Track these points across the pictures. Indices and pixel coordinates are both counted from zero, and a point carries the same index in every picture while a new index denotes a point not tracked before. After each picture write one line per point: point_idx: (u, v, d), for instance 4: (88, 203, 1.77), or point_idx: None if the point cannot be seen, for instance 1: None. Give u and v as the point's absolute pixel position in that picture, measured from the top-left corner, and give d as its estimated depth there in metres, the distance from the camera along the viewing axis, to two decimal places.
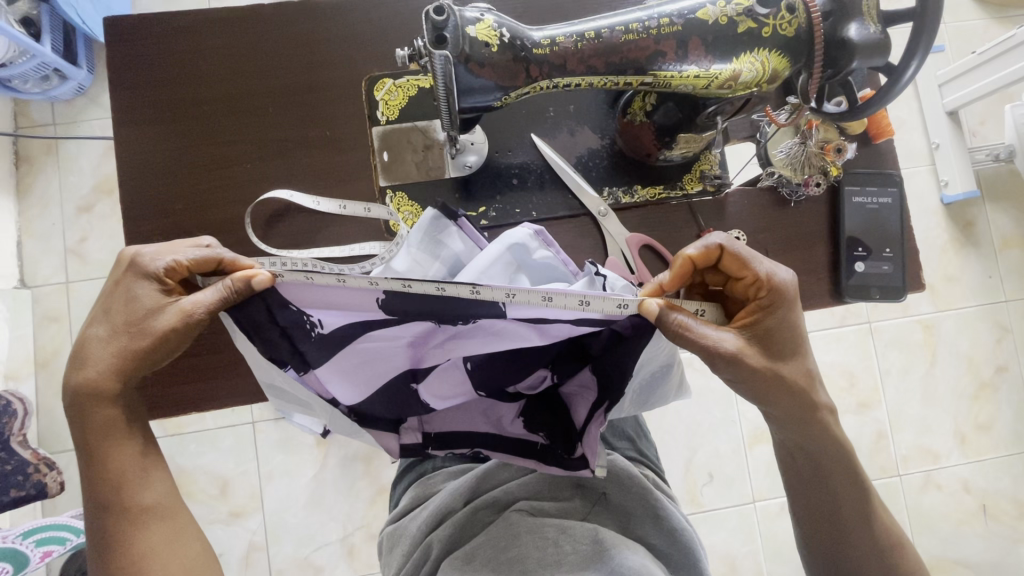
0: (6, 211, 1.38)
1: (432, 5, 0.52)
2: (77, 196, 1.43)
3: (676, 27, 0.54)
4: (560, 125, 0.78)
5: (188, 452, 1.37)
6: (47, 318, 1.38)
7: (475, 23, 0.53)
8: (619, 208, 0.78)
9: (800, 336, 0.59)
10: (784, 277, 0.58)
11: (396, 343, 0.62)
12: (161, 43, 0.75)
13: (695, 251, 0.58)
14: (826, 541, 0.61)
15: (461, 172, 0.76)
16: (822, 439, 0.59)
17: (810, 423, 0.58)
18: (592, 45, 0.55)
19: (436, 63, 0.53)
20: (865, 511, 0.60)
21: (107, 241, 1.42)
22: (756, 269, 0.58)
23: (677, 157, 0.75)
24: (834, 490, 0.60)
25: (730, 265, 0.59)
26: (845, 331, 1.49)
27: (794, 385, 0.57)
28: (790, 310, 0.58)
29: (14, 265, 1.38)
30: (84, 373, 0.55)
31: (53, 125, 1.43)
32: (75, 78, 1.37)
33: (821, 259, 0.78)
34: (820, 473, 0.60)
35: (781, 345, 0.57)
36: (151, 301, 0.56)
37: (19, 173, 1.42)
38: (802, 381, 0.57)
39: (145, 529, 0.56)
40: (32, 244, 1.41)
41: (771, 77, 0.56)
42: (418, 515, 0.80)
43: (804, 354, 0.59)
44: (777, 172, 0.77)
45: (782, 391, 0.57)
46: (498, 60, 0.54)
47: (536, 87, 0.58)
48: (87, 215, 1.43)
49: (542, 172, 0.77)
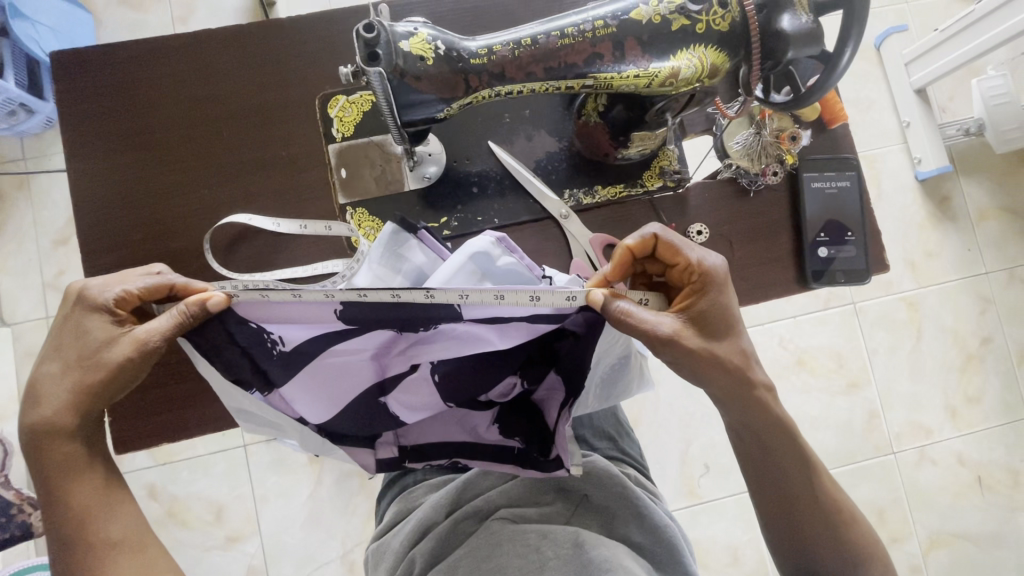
0: None
1: (361, 22, 0.51)
2: (52, 230, 1.43)
3: (610, 29, 0.54)
4: (516, 131, 0.78)
5: (179, 480, 1.36)
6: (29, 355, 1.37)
7: (408, 38, 0.53)
8: (581, 210, 0.78)
9: (735, 316, 0.59)
10: (715, 261, 0.58)
11: (364, 355, 0.63)
12: (110, 76, 0.75)
13: (632, 241, 0.58)
14: (780, 521, 0.61)
15: (420, 183, 0.76)
16: (777, 427, 0.59)
17: (753, 408, 0.58)
18: (529, 52, 0.55)
19: (372, 81, 0.52)
20: (821, 497, 0.60)
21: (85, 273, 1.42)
22: (688, 256, 0.58)
23: (634, 155, 0.75)
24: (786, 475, 0.60)
25: (665, 254, 0.59)
26: (829, 313, 1.50)
27: (735, 370, 0.57)
28: (724, 291, 0.58)
29: None
30: (39, 412, 0.54)
31: (23, 160, 1.43)
32: (42, 111, 1.37)
33: (785, 247, 0.79)
34: (769, 454, 0.60)
35: (717, 326, 0.57)
36: (102, 334, 0.55)
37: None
38: (738, 360, 0.57)
39: (114, 563, 0.55)
40: (8, 281, 1.40)
41: (711, 71, 0.56)
42: (401, 529, 0.80)
43: (740, 334, 0.59)
44: (735, 164, 0.77)
45: (720, 370, 0.57)
46: (435, 72, 0.54)
47: (478, 97, 0.57)
48: (63, 248, 1.42)
49: (501, 178, 0.77)
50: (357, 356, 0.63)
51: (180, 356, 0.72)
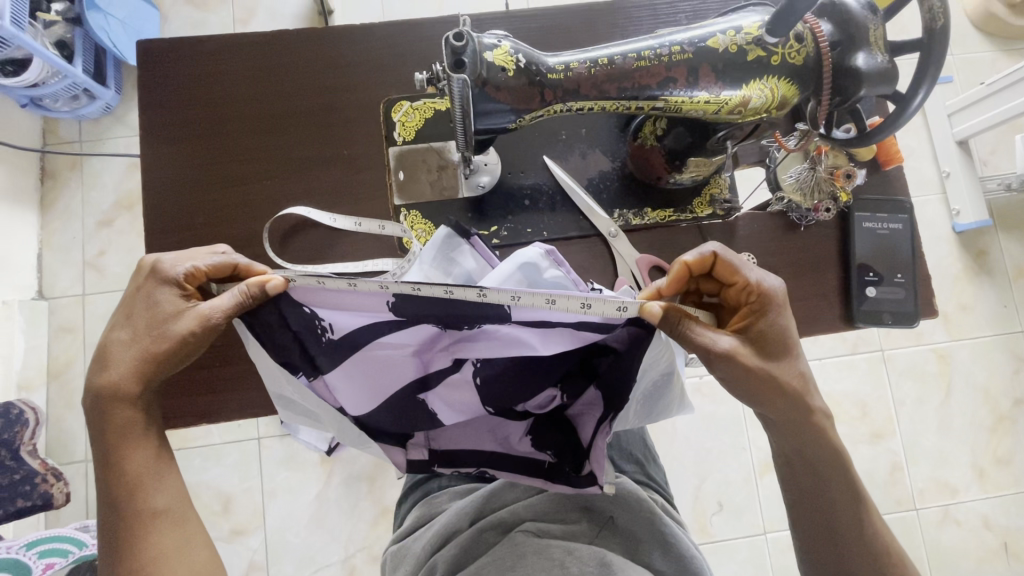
0: (30, 224, 1.47)
1: (451, 31, 0.53)
2: (98, 211, 1.52)
3: (686, 55, 0.56)
4: (572, 148, 0.79)
5: (192, 467, 1.37)
6: (62, 329, 1.46)
7: (492, 49, 0.55)
8: (629, 230, 0.79)
9: (793, 339, 0.59)
10: (773, 283, 0.59)
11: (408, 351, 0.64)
12: (183, 67, 0.79)
13: (690, 257, 0.60)
14: (822, 553, 0.60)
15: (474, 192, 0.77)
16: (817, 458, 0.59)
17: (807, 432, 0.58)
18: (605, 71, 0.57)
19: (454, 86, 0.54)
20: (870, 536, 0.59)
21: (125, 255, 1.51)
22: (747, 276, 0.59)
23: (686, 180, 0.76)
24: (836, 508, 0.59)
25: (723, 273, 0.60)
26: (857, 359, 1.48)
27: (793, 392, 0.57)
28: (782, 312, 0.58)
29: (35, 276, 1.46)
30: (105, 375, 0.56)
31: (79, 142, 1.52)
32: (103, 98, 1.45)
33: (832, 283, 0.78)
34: (818, 483, 0.59)
35: (775, 348, 0.58)
36: (173, 306, 0.58)
37: (43, 189, 1.51)
38: (796, 383, 0.57)
39: (156, 533, 0.56)
40: (52, 256, 1.49)
41: (780, 103, 0.57)
42: (422, 534, 0.79)
43: (798, 357, 0.59)
44: (786, 198, 0.77)
45: (777, 392, 0.57)
46: (514, 84, 0.56)
47: (550, 110, 0.59)
48: (106, 229, 1.51)
49: (553, 193, 0.78)
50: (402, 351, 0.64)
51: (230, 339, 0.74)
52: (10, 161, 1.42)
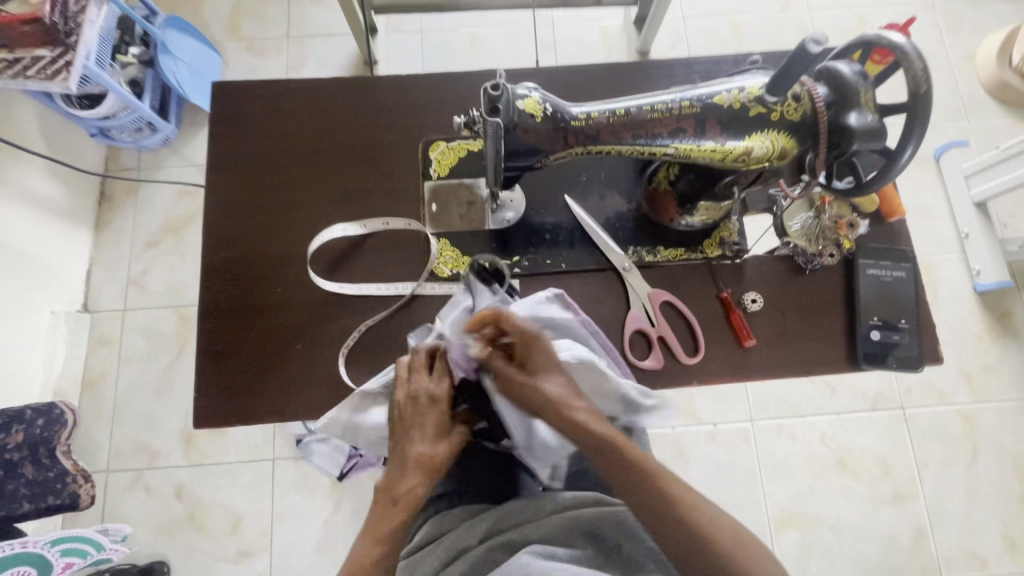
0: (83, 243, 1.62)
1: (489, 82, 0.60)
2: (146, 233, 1.66)
3: (695, 109, 0.62)
4: (591, 189, 0.86)
5: (207, 484, 1.52)
6: (101, 342, 1.59)
7: (523, 99, 0.62)
8: (643, 266, 0.84)
9: (550, 364, 0.70)
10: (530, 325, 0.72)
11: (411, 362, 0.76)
12: (250, 106, 0.89)
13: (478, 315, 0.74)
14: (685, 555, 0.58)
15: (499, 225, 0.84)
16: (645, 463, 0.62)
17: (576, 437, 0.66)
18: (622, 120, 0.63)
19: (489, 129, 0.60)
20: (716, 524, 0.58)
21: (166, 276, 1.64)
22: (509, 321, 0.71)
23: (697, 222, 0.82)
24: (667, 501, 0.60)
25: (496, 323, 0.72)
26: (875, 415, 1.47)
27: (554, 403, 0.67)
28: (542, 345, 0.71)
29: (82, 292, 1.61)
30: (422, 438, 0.68)
31: (137, 169, 1.68)
32: (163, 131, 1.60)
33: (838, 326, 0.81)
34: (635, 485, 0.61)
35: (535, 369, 0.69)
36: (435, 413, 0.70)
37: (100, 211, 1.67)
38: (557, 395, 0.68)
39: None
40: (100, 273, 1.63)
41: (780, 153, 0.63)
42: (432, 550, 0.82)
43: (556, 375, 0.70)
44: (793, 242, 0.83)
45: (539, 401, 0.68)
46: (540, 128, 0.63)
47: (572, 152, 0.66)
48: (151, 250, 1.65)
49: (572, 230, 0.85)
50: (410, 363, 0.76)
51: (286, 355, 0.80)
52: (75, 186, 1.59)
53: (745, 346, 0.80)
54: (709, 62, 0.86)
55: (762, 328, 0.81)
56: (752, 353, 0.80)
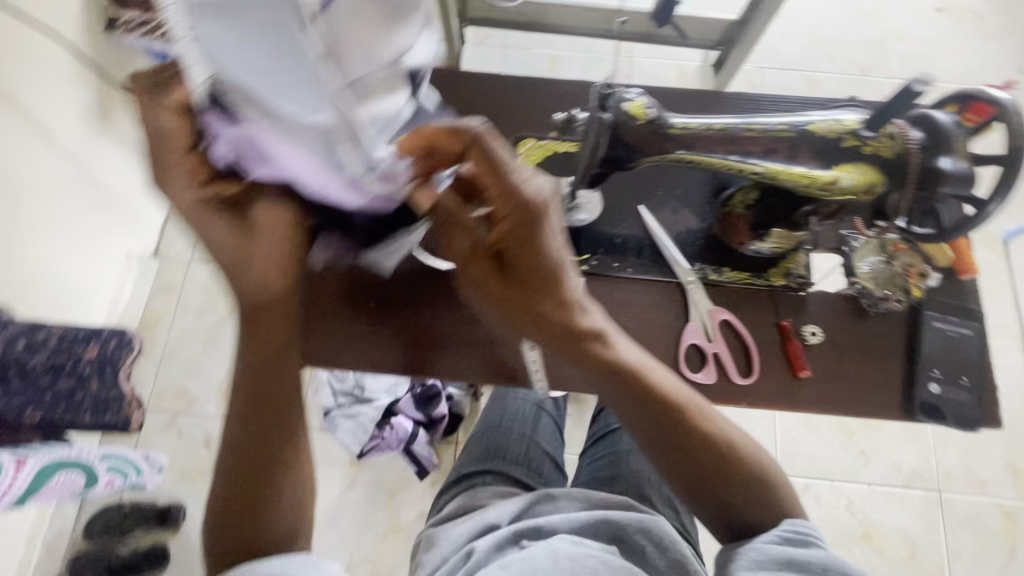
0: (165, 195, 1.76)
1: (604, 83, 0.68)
2: None
3: (791, 133, 0.67)
4: (666, 204, 0.90)
5: None
6: (162, 288, 1.71)
7: (629, 101, 0.67)
8: (708, 283, 0.86)
9: (551, 253, 0.62)
10: (535, 187, 0.59)
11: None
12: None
13: (438, 129, 0.58)
14: (705, 486, 0.66)
15: (572, 225, 0.88)
16: (662, 387, 0.67)
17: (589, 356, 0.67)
18: (718, 134, 0.67)
19: (594, 122, 0.66)
20: (737, 458, 0.67)
21: None
22: (503, 178, 0.58)
23: (766, 250, 0.85)
24: (694, 435, 0.66)
25: (478, 164, 0.59)
26: (910, 493, 1.42)
27: (559, 311, 0.65)
28: (535, 214, 0.59)
29: (155, 241, 1.74)
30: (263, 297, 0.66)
31: None
32: None
33: (895, 373, 0.82)
34: (659, 415, 0.66)
35: (529, 265, 0.63)
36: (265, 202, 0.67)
37: None
38: (563, 305, 0.65)
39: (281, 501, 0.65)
40: (174, 225, 1.77)
41: (867, 188, 0.66)
42: (462, 522, 0.84)
43: (562, 276, 0.64)
44: (860, 283, 0.83)
45: (540, 309, 0.65)
46: (641, 129, 0.67)
47: (664, 158, 0.70)
48: None
49: (640, 239, 0.88)
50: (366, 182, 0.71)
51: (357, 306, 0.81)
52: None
53: (799, 377, 0.81)
54: (794, 101, 0.90)
55: (819, 362, 0.82)
56: (804, 385, 0.81)
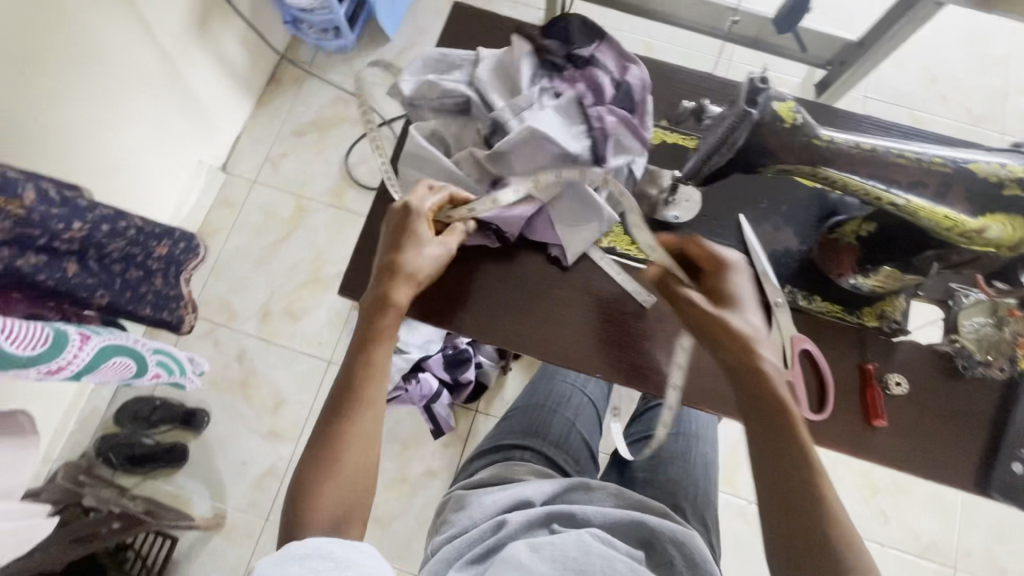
0: (244, 111, 1.77)
1: (757, 76, 0.66)
2: (296, 122, 1.80)
3: (945, 168, 0.66)
4: (767, 218, 0.86)
5: (265, 360, 1.62)
6: (224, 201, 1.73)
7: (779, 102, 0.65)
8: (795, 308, 0.82)
9: (738, 298, 0.70)
10: (728, 255, 0.73)
11: (477, 117, 0.85)
12: (464, 38, 0.98)
13: (664, 237, 0.78)
14: (798, 554, 0.58)
15: (665, 219, 0.85)
16: (801, 437, 0.63)
17: (746, 384, 0.66)
18: (866, 154, 0.67)
19: (741, 117, 0.65)
20: (853, 551, 0.57)
21: (299, 165, 1.77)
22: (709, 252, 0.73)
23: (865, 287, 0.80)
24: (802, 492, 0.60)
25: (694, 251, 0.74)
26: (922, 564, 1.39)
27: (737, 337, 0.67)
28: (722, 273, 0.72)
29: (226, 154, 1.76)
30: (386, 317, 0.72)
31: (311, 64, 1.85)
32: (344, 39, 1.74)
33: (975, 443, 0.77)
34: (778, 459, 0.62)
35: (722, 302, 0.70)
36: (428, 237, 0.75)
37: (267, 89, 1.83)
38: (744, 335, 0.67)
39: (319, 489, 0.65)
40: (246, 143, 1.78)
41: (1015, 242, 0.65)
42: (495, 491, 0.84)
43: (745, 314, 0.69)
44: (960, 343, 0.79)
45: (727, 335, 0.67)
46: (788, 133, 0.66)
47: (799, 169, 0.69)
48: (296, 138, 1.79)
49: (733, 249, 0.85)
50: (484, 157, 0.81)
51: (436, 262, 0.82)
52: (256, 62, 1.75)
53: (872, 425, 0.77)
54: (883, 125, 0.91)
55: (896, 413, 0.78)
56: (875, 435, 0.77)
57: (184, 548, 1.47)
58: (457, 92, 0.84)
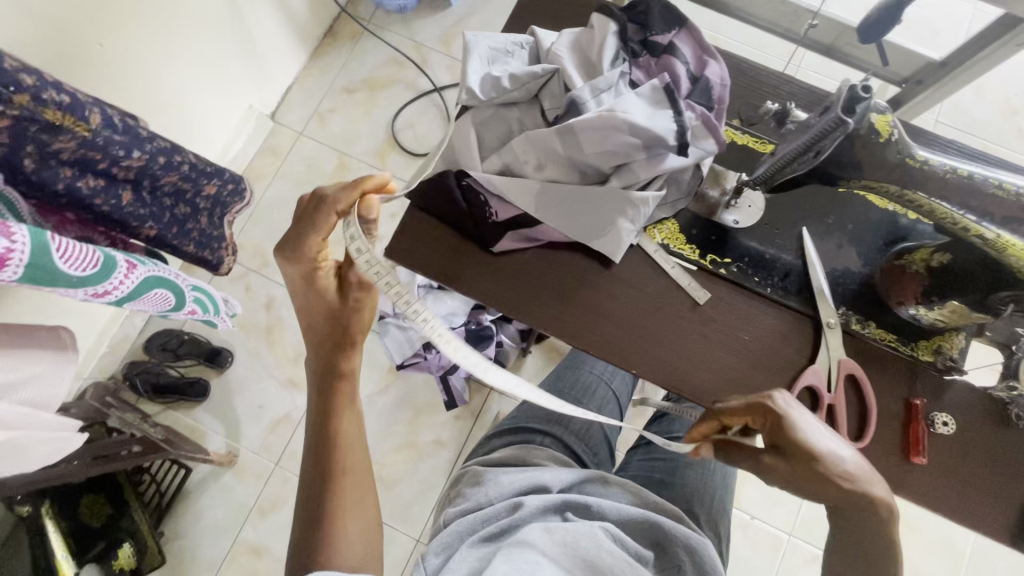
0: (298, 61, 1.77)
1: (859, 84, 0.62)
2: (348, 78, 1.80)
3: None
4: (831, 234, 0.82)
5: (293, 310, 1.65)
6: (270, 149, 1.74)
7: (878, 114, 0.64)
8: (847, 332, 0.79)
9: (808, 444, 0.67)
10: (776, 401, 0.69)
11: (546, 99, 0.82)
12: (537, 10, 0.95)
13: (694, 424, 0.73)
14: None
15: (725, 222, 0.83)
16: (891, 534, 0.67)
17: (848, 510, 0.68)
18: (959, 180, 0.66)
19: (831, 123, 0.62)
20: None
21: (347, 122, 1.77)
22: (749, 406, 0.70)
23: (925, 319, 0.77)
24: None
25: (734, 416, 0.71)
26: None
27: (830, 483, 0.67)
28: (784, 425, 0.68)
29: (276, 102, 1.76)
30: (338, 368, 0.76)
31: (369, 21, 1.83)
32: None
33: (1017, 495, 0.74)
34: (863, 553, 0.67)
35: (792, 451, 0.68)
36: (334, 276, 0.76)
37: (323, 42, 1.82)
38: (845, 479, 0.67)
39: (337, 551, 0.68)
40: (297, 93, 1.78)
41: None
42: (513, 471, 0.84)
43: (824, 459, 0.67)
44: (1020, 390, 0.75)
45: (818, 483, 0.67)
46: (879, 147, 0.65)
47: (880, 185, 0.69)
48: (347, 95, 1.78)
49: (791, 262, 0.82)
50: (552, 135, 0.77)
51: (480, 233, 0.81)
52: (316, 12, 1.74)
53: (911, 461, 0.75)
54: (959, 148, 0.88)
55: (938, 453, 0.75)
56: (914, 471, 0.75)
57: (196, 480, 1.52)
58: (536, 73, 0.81)
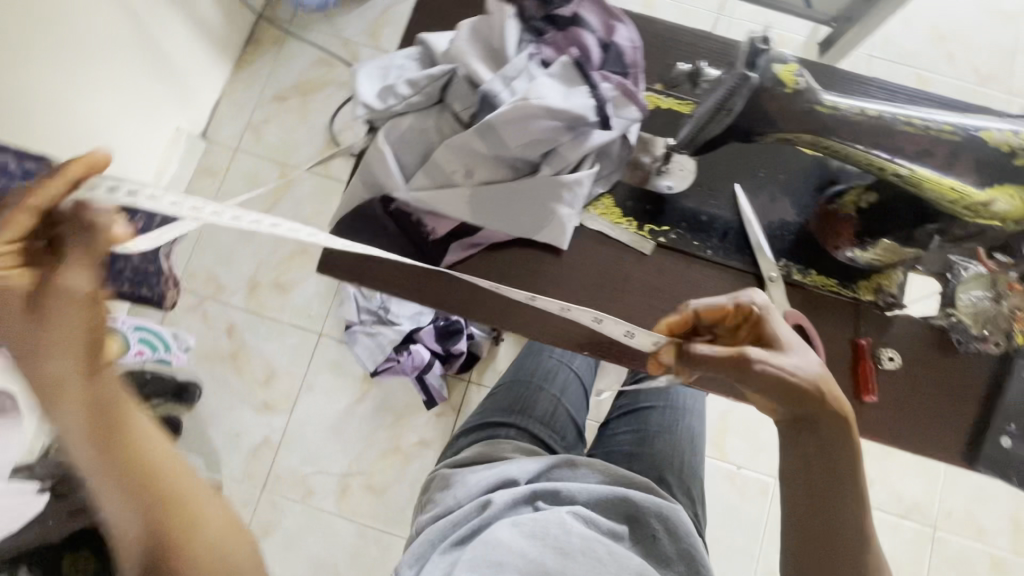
0: (221, 74, 1.68)
1: (759, 36, 0.62)
2: (277, 85, 1.72)
3: (956, 136, 0.65)
4: (764, 188, 0.82)
5: (254, 333, 1.60)
6: (205, 170, 1.67)
7: (782, 64, 0.64)
8: (789, 283, 0.80)
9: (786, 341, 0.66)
10: (757, 300, 0.69)
11: (452, 101, 0.79)
12: None
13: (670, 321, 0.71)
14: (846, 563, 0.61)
15: (658, 189, 0.82)
16: (856, 456, 0.63)
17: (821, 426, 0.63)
18: (871, 121, 0.66)
19: (739, 81, 0.62)
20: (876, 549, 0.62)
21: (282, 132, 1.70)
22: (728, 303, 0.69)
23: (862, 261, 0.77)
24: (842, 510, 0.62)
25: (711, 313, 0.69)
26: (903, 524, 1.42)
27: (811, 391, 0.63)
28: (762, 321, 0.68)
29: (204, 120, 1.68)
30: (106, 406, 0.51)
31: (289, 24, 1.75)
32: None
33: (965, 418, 0.76)
34: (823, 476, 0.62)
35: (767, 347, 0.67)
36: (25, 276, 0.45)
37: (245, 50, 1.73)
38: (813, 386, 0.63)
39: None
40: (225, 108, 1.70)
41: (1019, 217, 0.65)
42: (480, 470, 0.83)
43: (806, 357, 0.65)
44: (957, 316, 0.77)
45: (799, 394, 0.63)
46: (789, 97, 0.65)
47: (793, 137, 0.68)
48: (278, 103, 1.71)
49: (728, 221, 0.82)
50: (473, 137, 0.75)
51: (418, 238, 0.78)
52: (231, 20, 1.65)
53: (863, 400, 0.76)
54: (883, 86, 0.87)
55: (887, 388, 0.77)
56: (866, 410, 0.76)
57: None
58: (435, 74, 0.78)
